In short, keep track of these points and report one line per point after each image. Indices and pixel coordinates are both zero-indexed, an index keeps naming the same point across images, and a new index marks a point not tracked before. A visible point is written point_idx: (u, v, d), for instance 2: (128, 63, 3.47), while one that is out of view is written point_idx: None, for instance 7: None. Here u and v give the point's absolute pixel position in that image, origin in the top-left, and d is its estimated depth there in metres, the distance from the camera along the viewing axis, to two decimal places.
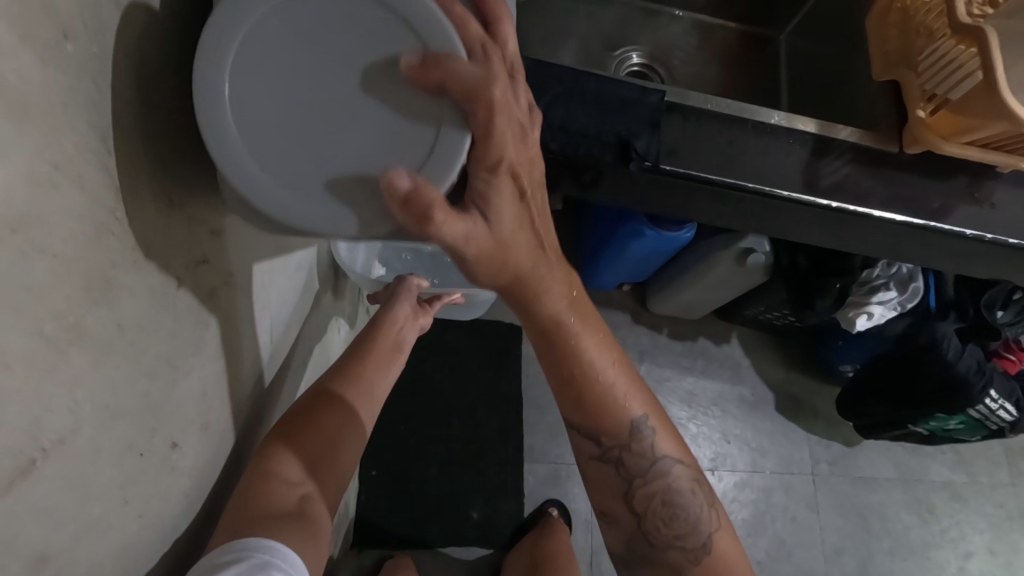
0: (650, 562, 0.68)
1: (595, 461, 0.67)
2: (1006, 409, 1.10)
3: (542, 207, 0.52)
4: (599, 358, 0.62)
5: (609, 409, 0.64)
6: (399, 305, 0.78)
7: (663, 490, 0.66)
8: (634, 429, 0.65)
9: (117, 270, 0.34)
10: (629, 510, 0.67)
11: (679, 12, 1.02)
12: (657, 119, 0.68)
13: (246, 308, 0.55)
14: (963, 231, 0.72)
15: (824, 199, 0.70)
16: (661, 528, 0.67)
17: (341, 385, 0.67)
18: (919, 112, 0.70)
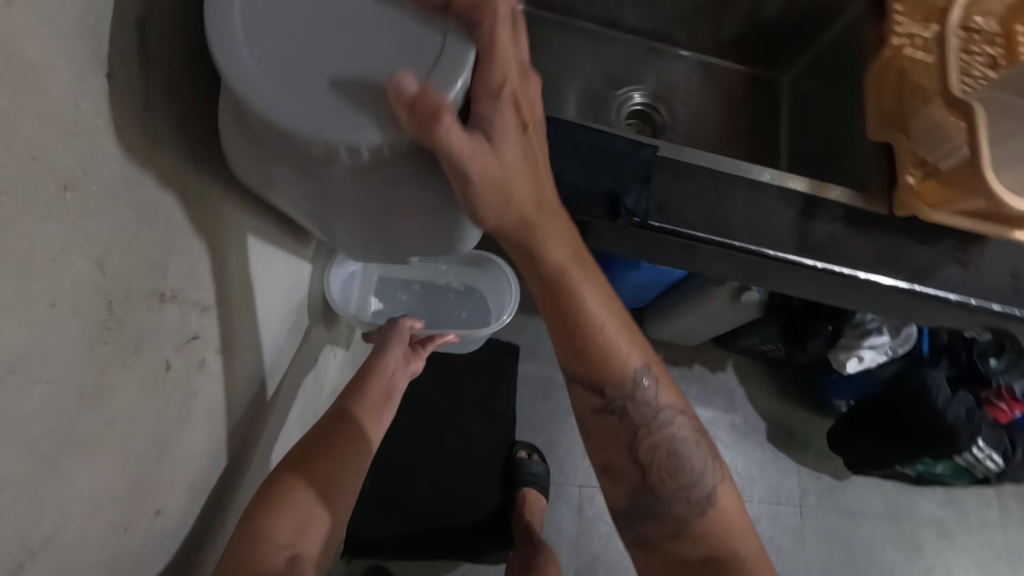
0: (653, 517, 0.63)
1: (597, 412, 0.62)
2: (992, 459, 1.11)
3: (541, 145, 0.52)
4: (598, 309, 0.57)
5: (611, 361, 0.59)
6: (391, 350, 0.82)
7: (668, 440, 0.62)
8: (637, 381, 0.60)
9: (108, 374, 0.37)
10: (633, 459, 0.62)
11: (685, 52, 1.03)
12: (648, 174, 0.70)
13: (248, 355, 0.58)
14: (946, 294, 0.73)
15: (809, 259, 0.72)
16: (666, 479, 0.62)
17: (340, 423, 0.71)
18: (909, 178, 0.71)
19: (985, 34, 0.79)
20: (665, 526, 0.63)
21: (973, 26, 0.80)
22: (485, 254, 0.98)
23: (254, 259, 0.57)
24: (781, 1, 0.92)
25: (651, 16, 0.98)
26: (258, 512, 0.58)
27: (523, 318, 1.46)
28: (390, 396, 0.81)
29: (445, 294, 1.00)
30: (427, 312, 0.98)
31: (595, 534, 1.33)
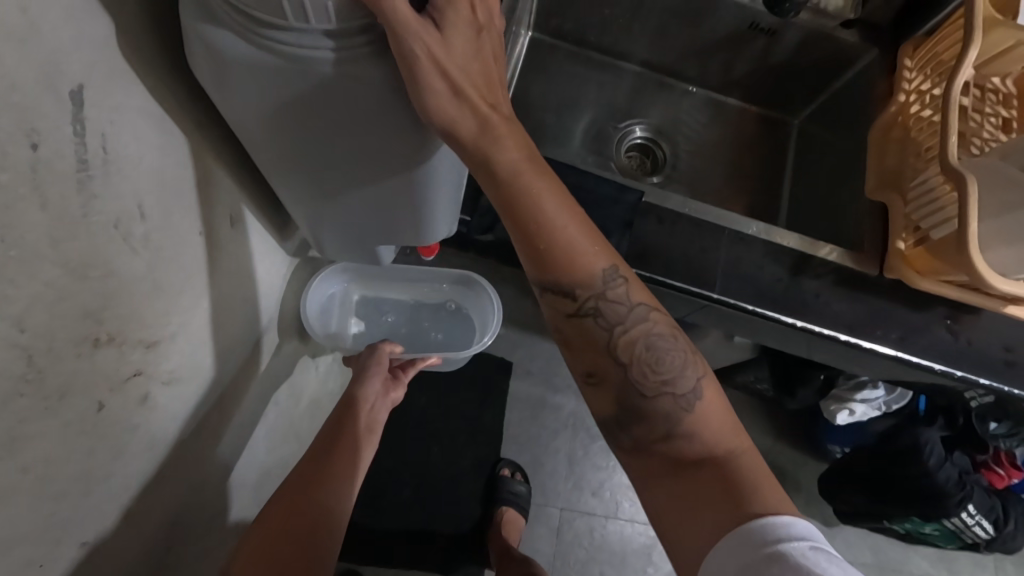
0: (640, 417, 0.53)
1: (572, 316, 0.52)
2: (982, 525, 1.07)
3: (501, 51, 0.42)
4: (562, 220, 0.47)
5: (582, 271, 0.50)
6: (370, 382, 0.84)
7: (648, 332, 0.53)
8: (607, 287, 0.51)
9: (25, 422, 0.30)
10: (613, 358, 0.53)
11: (693, 88, 1.02)
12: (630, 220, 0.70)
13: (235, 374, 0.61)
14: (931, 365, 0.71)
15: (790, 317, 0.70)
16: (648, 376, 0.52)
17: (325, 451, 0.76)
18: (899, 244, 0.70)
19: (1001, 93, 0.74)
20: (653, 423, 0.52)
21: (987, 85, 0.74)
22: (462, 277, 0.98)
23: (239, 264, 0.55)
24: (790, 46, 0.89)
25: (661, 50, 0.97)
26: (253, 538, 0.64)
27: (519, 335, 1.46)
28: (376, 420, 0.84)
29: (427, 318, 1.02)
30: (406, 335, 1.01)
31: (572, 560, 1.33)
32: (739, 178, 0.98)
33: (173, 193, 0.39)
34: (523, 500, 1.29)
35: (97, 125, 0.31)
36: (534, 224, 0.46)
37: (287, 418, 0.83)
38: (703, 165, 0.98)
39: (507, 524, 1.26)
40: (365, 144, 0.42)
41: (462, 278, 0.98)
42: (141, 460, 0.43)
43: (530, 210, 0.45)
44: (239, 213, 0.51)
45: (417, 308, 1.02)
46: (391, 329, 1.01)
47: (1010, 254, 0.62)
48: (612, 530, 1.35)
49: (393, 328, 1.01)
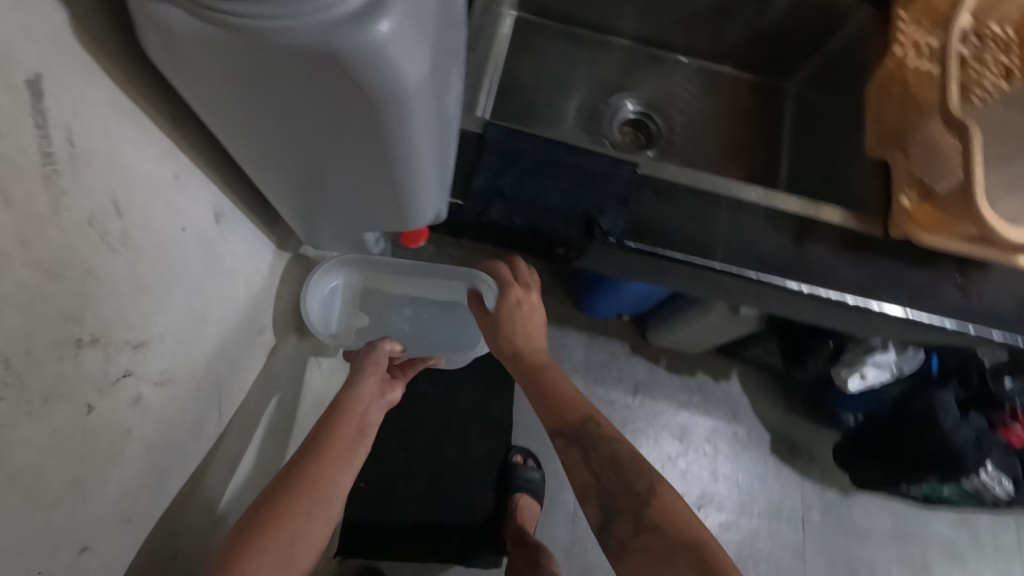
0: (611, 520, 0.60)
1: (576, 453, 0.65)
2: (1002, 483, 1.05)
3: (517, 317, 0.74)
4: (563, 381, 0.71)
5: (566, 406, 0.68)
6: (367, 382, 0.79)
7: (618, 449, 0.65)
8: (582, 423, 0.66)
9: (7, 428, 0.29)
10: (590, 476, 0.64)
11: (684, 58, 1.00)
12: (627, 194, 0.69)
13: (238, 373, 0.60)
14: (941, 323, 0.70)
15: (794, 282, 0.69)
16: (615, 483, 0.62)
17: (317, 449, 0.69)
18: (903, 201, 0.67)
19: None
20: (625, 524, 0.60)
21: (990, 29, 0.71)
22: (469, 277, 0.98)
23: (239, 262, 0.55)
24: (782, 8, 0.87)
25: (650, 23, 0.95)
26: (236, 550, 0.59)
27: None
28: (372, 420, 0.78)
29: (428, 318, 1.02)
30: (409, 333, 1.01)
31: (590, 543, 1.33)
32: (737, 148, 0.96)
33: (152, 187, 0.38)
34: (535, 486, 1.32)
35: (61, 117, 0.30)
36: (539, 380, 0.71)
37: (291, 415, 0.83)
38: (698, 136, 0.97)
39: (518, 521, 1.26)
40: (345, 132, 0.36)
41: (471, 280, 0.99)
42: (140, 462, 0.42)
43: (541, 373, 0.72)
44: (223, 207, 0.49)
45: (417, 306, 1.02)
46: (393, 328, 1.00)
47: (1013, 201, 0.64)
48: None
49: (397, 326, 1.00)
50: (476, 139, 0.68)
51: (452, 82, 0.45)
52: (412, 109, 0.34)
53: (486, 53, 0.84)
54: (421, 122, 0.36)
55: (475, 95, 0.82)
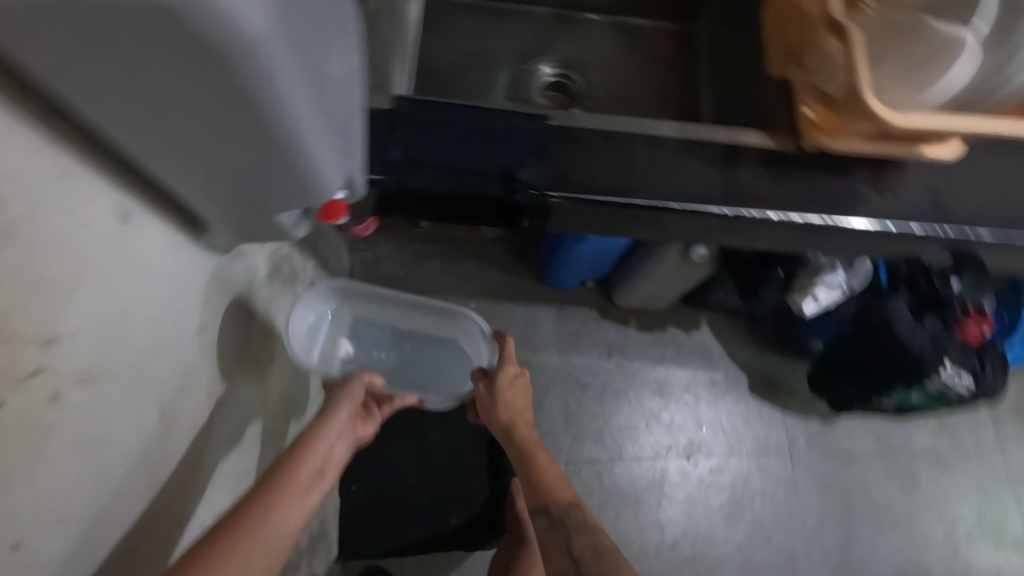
0: None
1: (556, 537, 0.81)
2: (962, 378, 1.08)
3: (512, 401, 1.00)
4: (547, 462, 0.92)
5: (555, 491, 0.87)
6: (339, 411, 0.86)
7: (593, 544, 0.79)
8: (569, 508, 0.85)
9: None
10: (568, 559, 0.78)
11: (593, 16, 1.01)
12: (543, 146, 0.70)
13: (179, 379, 0.61)
14: (863, 225, 0.72)
15: (718, 208, 0.71)
16: (591, 563, 0.77)
17: (278, 481, 0.70)
18: (806, 113, 0.70)
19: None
20: None
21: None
22: (452, 311, 1.15)
23: (165, 261, 0.56)
24: None
25: None
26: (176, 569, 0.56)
27: (491, 305, 1.46)
28: (331, 461, 0.80)
29: (406, 352, 1.14)
30: (394, 366, 1.12)
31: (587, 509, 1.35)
32: (658, 94, 0.98)
33: (43, 189, 0.39)
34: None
35: None
36: (530, 470, 0.91)
37: (258, 420, 0.85)
38: (616, 90, 0.98)
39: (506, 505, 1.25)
40: (220, 98, 0.38)
41: (452, 314, 1.16)
42: (71, 460, 0.44)
43: (532, 462, 0.92)
44: (130, 207, 0.49)
45: (397, 338, 1.14)
46: (379, 361, 1.11)
47: (903, 93, 0.63)
48: (621, 473, 1.37)
49: (383, 360, 1.12)
50: (388, 115, 0.69)
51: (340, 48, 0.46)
52: (266, 58, 0.35)
53: (395, 34, 0.85)
54: (283, 76, 0.37)
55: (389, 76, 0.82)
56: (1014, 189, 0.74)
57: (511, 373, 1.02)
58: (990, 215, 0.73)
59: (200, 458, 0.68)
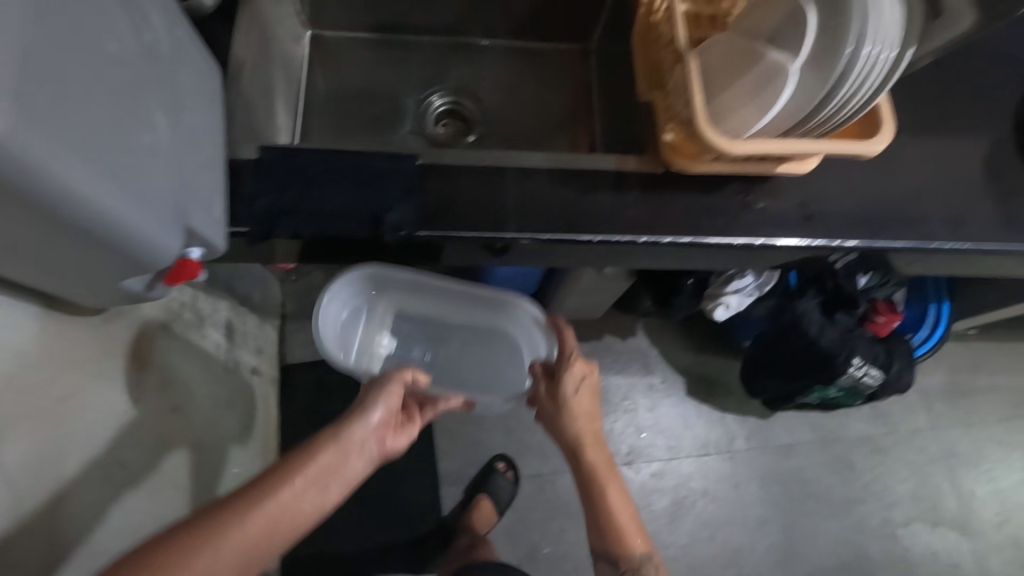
0: None
1: None
2: (870, 374, 1.11)
3: (582, 411, 0.94)
4: (617, 499, 0.90)
5: (627, 541, 0.88)
6: (371, 415, 0.77)
7: None
8: (642, 559, 0.87)
9: None
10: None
11: (486, 41, 1.01)
12: (412, 185, 0.71)
13: (35, 450, 0.60)
14: (730, 241, 0.73)
15: (587, 234, 0.72)
16: None
17: (279, 487, 0.62)
18: (666, 137, 0.70)
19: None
20: None
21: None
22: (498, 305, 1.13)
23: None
24: None
25: (439, 12, 0.97)
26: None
27: None
28: (355, 470, 0.71)
29: (452, 349, 1.16)
30: (439, 366, 1.14)
31: (531, 523, 1.35)
32: (552, 116, 0.99)
33: None
34: (501, 496, 1.32)
35: None
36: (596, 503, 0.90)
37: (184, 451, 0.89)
38: (507, 114, 0.99)
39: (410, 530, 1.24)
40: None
41: (498, 308, 1.14)
42: None
43: (598, 491, 0.90)
44: None
45: (442, 331, 1.16)
46: (423, 358, 1.14)
47: (751, 113, 0.63)
48: (564, 483, 1.38)
49: (427, 359, 1.14)
50: (251, 165, 0.69)
51: (143, 117, 0.49)
52: (16, 154, 0.37)
53: (272, 76, 0.85)
54: (50, 169, 0.39)
55: (268, 118, 0.82)
56: (874, 197, 0.77)
57: (573, 385, 0.94)
58: (848, 222, 0.76)
59: (90, 525, 0.67)
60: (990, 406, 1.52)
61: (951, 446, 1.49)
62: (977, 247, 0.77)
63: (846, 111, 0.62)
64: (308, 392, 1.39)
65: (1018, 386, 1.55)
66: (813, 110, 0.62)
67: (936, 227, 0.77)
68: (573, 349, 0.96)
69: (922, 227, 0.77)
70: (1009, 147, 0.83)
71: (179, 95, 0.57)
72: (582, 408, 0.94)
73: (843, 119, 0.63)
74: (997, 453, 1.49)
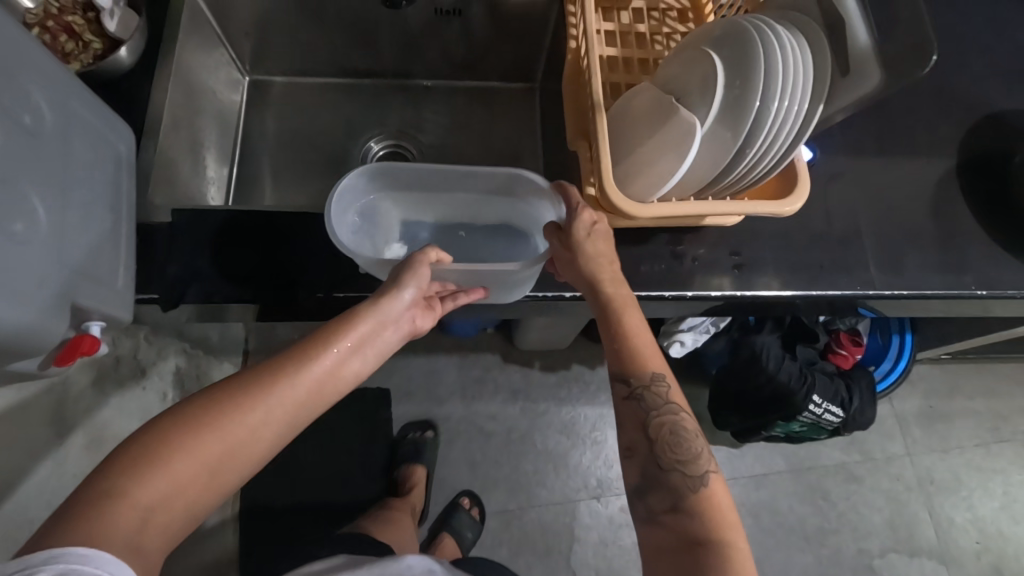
0: (659, 484, 0.57)
1: (630, 405, 0.59)
2: (830, 412, 1.09)
3: (601, 250, 0.63)
4: (639, 328, 0.61)
5: (641, 358, 0.60)
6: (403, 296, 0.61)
7: (681, 421, 0.59)
8: (655, 378, 0.59)
9: None
10: (644, 434, 0.58)
11: (429, 82, 1.00)
12: (331, 245, 0.70)
13: None
14: (659, 294, 0.72)
15: (514, 290, 0.71)
16: (668, 452, 0.57)
17: (310, 361, 0.55)
18: (588, 190, 0.69)
19: (667, 30, 0.80)
20: (665, 495, 0.56)
21: (645, 28, 0.79)
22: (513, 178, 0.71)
23: None
24: (484, 20, 0.89)
25: (377, 58, 0.95)
26: (151, 447, 0.47)
27: (390, 361, 1.45)
28: (391, 343, 0.63)
29: (474, 249, 0.76)
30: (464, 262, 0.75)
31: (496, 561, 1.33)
32: (495, 157, 0.97)
33: None
34: (465, 533, 1.29)
35: None
36: (622, 347, 0.60)
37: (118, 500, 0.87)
38: (449, 156, 0.98)
39: (394, 533, 1.16)
40: None
41: (515, 184, 0.73)
42: None
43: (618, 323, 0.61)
44: None
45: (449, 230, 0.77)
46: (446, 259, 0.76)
47: (670, 163, 0.61)
48: (530, 520, 1.36)
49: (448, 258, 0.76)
50: (166, 229, 0.68)
51: (23, 203, 0.49)
52: None
53: (200, 129, 0.84)
54: None
55: (193, 173, 0.81)
56: (807, 246, 0.76)
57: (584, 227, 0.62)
58: (780, 272, 0.74)
59: None
60: (966, 431, 1.49)
61: (928, 472, 1.46)
62: (918, 294, 0.74)
63: (760, 170, 0.61)
64: None
65: (994, 410, 1.52)
66: (728, 166, 0.60)
67: (873, 274, 0.75)
68: (579, 199, 0.64)
69: (859, 275, 0.75)
70: (954, 187, 0.80)
71: (71, 171, 0.55)
72: (603, 256, 0.63)
73: (759, 176, 0.61)
74: (975, 479, 1.46)
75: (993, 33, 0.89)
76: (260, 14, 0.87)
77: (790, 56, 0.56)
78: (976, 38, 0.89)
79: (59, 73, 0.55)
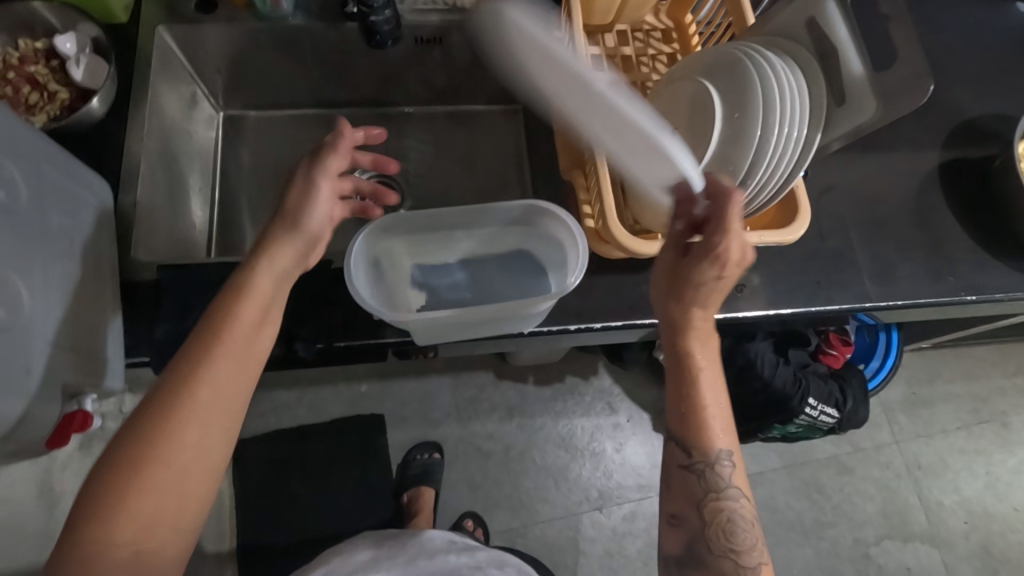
0: (702, 562, 0.59)
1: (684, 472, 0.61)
2: (826, 413, 1.11)
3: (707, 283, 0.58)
4: (712, 394, 0.61)
5: (707, 434, 0.60)
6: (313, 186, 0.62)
7: (739, 510, 0.59)
8: (721, 459, 0.60)
9: None
10: (699, 512, 0.60)
11: (409, 108, 0.98)
12: (328, 292, 0.68)
13: None
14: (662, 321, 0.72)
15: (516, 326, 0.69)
16: (721, 539, 0.59)
17: (191, 389, 0.50)
18: (586, 221, 0.68)
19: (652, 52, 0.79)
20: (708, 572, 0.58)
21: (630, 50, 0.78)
22: (528, 219, 0.72)
23: None
24: (466, 45, 0.87)
25: (355, 88, 0.93)
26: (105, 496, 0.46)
27: (382, 385, 1.43)
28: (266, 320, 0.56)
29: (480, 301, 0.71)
30: (477, 296, 0.73)
31: None
32: (482, 183, 0.96)
33: None
34: None
35: None
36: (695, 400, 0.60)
37: None
38: (435, 183, 0.96)
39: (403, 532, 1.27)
40: None
41: (528, 215, 0.72)
42: None
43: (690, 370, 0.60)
44: None
45: (451, 292, 0.73)
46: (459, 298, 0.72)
47: None
48: (535, 537, 1.35)
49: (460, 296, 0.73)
50: (152, 286, 0.65)
51: None
52: None
53: (178, 173, 0.81)
54: None
55: (176, 221, 0.78)
56: (802, 262, 0.77)
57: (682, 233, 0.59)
58: (778, 291, 0.75)
59: None
60: (948, 415, 1.54)
61: (915, 458, 1.50)
62: (911, 304, 0.76)
63: (758, 202, 0.60)
64: (261, 466, 1.34)
65: (973, 392, 1.57)
66: None
67: (867, 287, 0.76)
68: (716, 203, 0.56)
69: (854, 288, 0.76)
70: (935, 195, 0.82)
71: (49, 244, 0.55)
72: (736, 259, 0.56)
73: (760, 205, 0.61)
74: (959, 461, 1.51)
75: (964, 39, 0.91)
76: (231, 52, 0.84)
77: (786, 85, 0.57)
78: (948, 45, 0.91)
79: (32, 139, 0.53)
